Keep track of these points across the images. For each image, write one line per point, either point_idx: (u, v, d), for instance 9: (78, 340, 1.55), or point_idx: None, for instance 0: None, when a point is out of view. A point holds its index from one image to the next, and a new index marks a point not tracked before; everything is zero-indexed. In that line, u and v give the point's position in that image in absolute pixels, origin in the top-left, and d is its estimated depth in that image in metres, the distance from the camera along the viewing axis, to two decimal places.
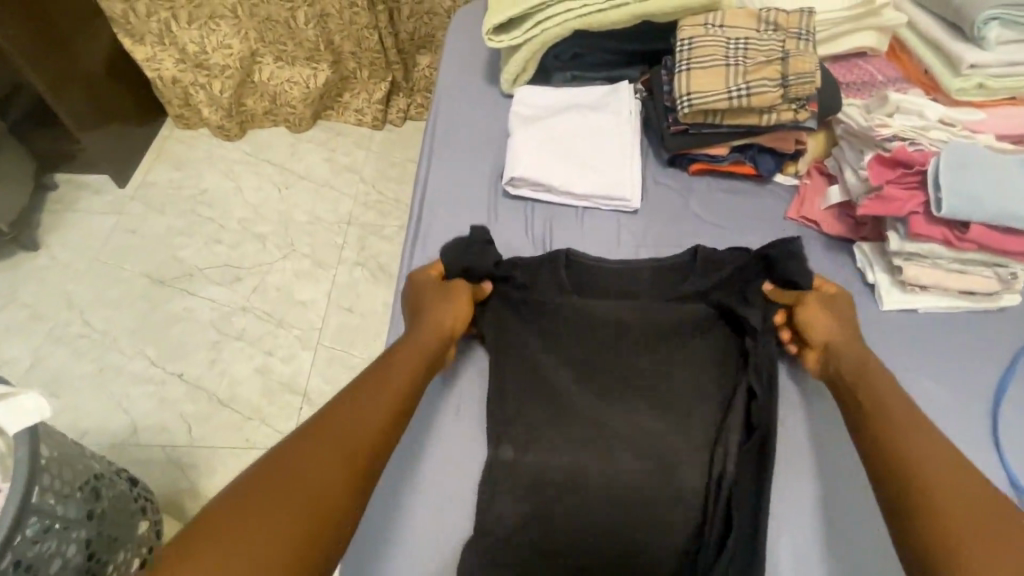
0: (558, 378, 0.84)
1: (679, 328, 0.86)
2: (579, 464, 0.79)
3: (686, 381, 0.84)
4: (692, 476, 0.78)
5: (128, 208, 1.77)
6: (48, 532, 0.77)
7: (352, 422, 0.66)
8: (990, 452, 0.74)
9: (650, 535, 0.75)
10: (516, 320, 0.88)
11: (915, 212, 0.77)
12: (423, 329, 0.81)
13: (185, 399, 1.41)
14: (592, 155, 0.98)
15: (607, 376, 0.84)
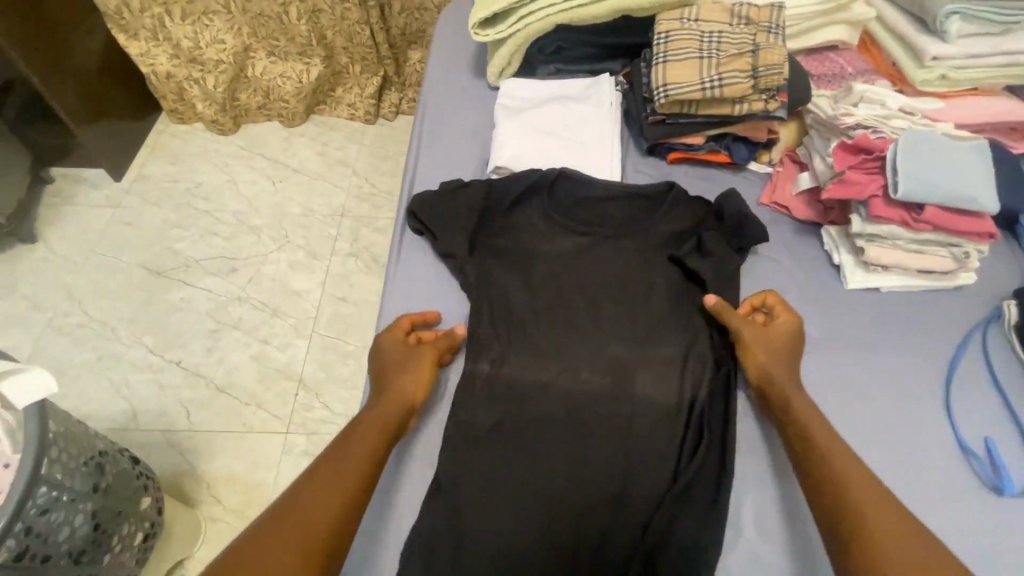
0: (535, 330, 0.82)
1: (651, 281, 0.86)
2: (549, 412, 0.77)
3: (655, 322, 0.83)
4: (662, 412, 0.77)
5: (124, 201, 1.80)
6: (56, 503, 0.81)
7: (304, 525, 0.63)
8: (941, 417, 0.79)
9: (621, 476, 0.73)
10: (500, 270, 0.86)
11: (875, 195, 0.81)
12: (379, 404, 0.74)
13: (183, 385, 1.44)
14: (574, 142, 1.01)
15: (578, 321, 0.83)
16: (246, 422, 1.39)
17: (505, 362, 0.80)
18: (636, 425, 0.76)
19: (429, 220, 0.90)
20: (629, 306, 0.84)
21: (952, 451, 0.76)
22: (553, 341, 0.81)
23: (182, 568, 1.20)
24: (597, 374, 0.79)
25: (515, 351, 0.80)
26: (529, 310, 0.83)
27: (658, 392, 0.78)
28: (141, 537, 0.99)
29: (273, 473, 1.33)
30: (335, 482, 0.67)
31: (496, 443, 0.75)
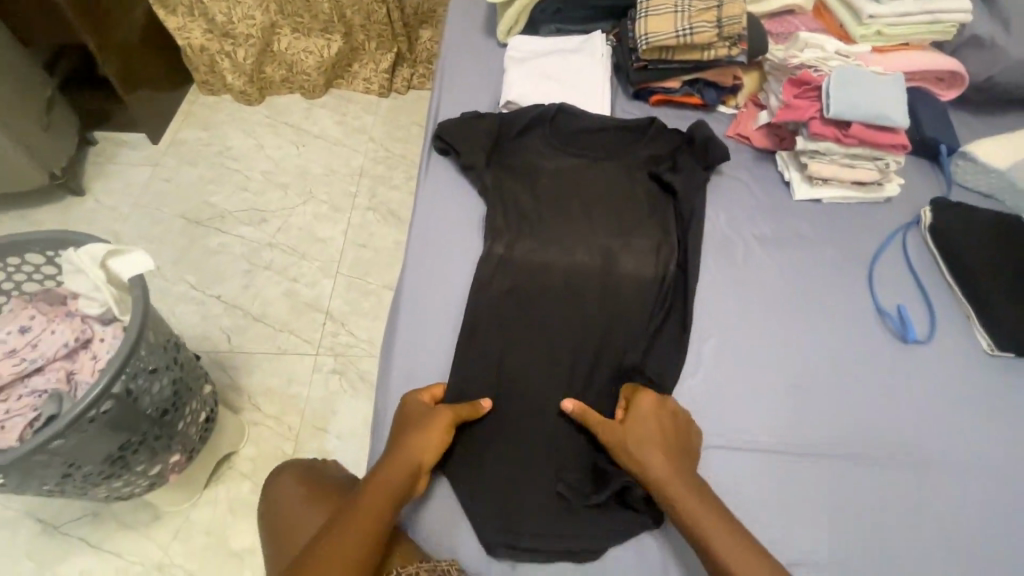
0: (539, 223, 1.01)
1: (632, 191, 1.06)
2: (552, 286, 0.95)
3: (637, 221, 1.02)
4: (640, 285, 0.96)
5: (162, 161, 1.98)
6: (146, 372, 0.98)
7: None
8: (865, 292, 0.98)
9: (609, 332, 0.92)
10: (512, 184, 1.05)
11: (814, 117, 1.01)
12: (391, 467, 0.74)
13: (223, 315, 1.63)
14: (570, 85, 1.20)
15: (575, 219, 1.02)
16: (281, 345, 1.58)
17: (516, 246, 0.98)
18: (621, 293, 0.95)
19: (451, 133, 1.08)
20: (616, 209, 1.04)
21: (871, 316, 0.95)
22: (554, 233, 1.00)
23: (230, 461, 1.37)
24: (590, 257, 0.98)
25: (524, 238, 0.99)
26: (534, 210, 1.03)
27: (638, 267, 0.97)
28: (203, 418, 1.18)
29: (306, 387, 1.51)
30: (346, 546, 0.67)
31: (509, 304, 0.94)
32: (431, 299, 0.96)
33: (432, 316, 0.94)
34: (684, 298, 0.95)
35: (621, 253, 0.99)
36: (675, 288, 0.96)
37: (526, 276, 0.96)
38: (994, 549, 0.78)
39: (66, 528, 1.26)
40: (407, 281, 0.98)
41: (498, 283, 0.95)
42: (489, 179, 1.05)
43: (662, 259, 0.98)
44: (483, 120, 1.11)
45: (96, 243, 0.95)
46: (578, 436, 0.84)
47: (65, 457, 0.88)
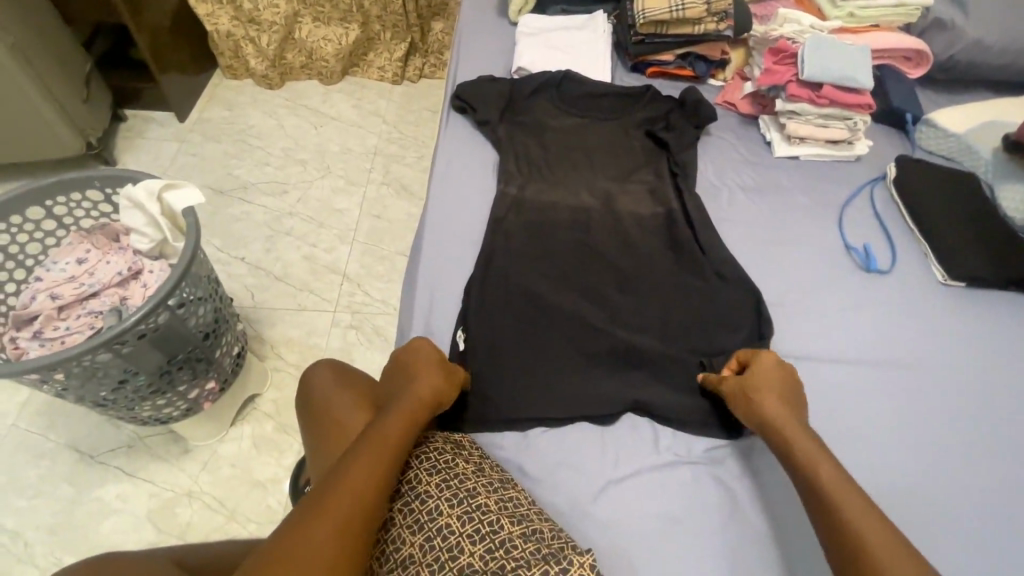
0: (549, 171, 1.15)
1: (630, 147, 1.20)
2: (560, 222, 1.09)
3: (633, 172, 1.17)
4: (635, 224, 1.10)
5: (189, 137, 2.11)
6: (191, 300, 1.09)
7: (360, 467, 0.73)
8: (835, 232, 1.11)
9: (610, 259, 1.05)
10: (522, 138, 1.19)
11: (791, 81, 1.15)
12: (408, 392, 0.83)
13: (247, 275, 1.74)
14: (574, 56, 1.33)
15: (578, 168, 1.16)
16: (301, 302, 1.68)
17: (527, 188, 1.12)
18: (619, 229, 1.09)
19: (468, 95, 1.22)
20: (615, 160, 1.18)
21: (840, 251, 1.08)
22: (560, 179, 1.14)
23: (254, 402, 1.45)
24: (593, 198, 1.12)
25: (534, 184, 1.13)
26: (543, 159, 1.17)
27: (634, 208, 1.12)
28: (236, 351, 1.28)
29: (324, 339, 1.61)
30: (372, 455, 0.74)
31: (522, 236, 1.07)
32: (452, 230, 1.08)
33: (453, 244, 1.06)
34: (671, 232, 1.09)
35: (619, 196, 1.13)
36: (667, 224, 1.10)
37: (537, 214, 1.10)
38: (947, 435, 0.90)
39: (102, 457, 1.35)
40: (430, 216, 1.10)
41: (512, 218, 1.09)
42: (503, 134, 1.19)
43: (656, 203, 1.13)
44: (497, 83, 1.24)
45: (152, 179, 1.08)
46: (582, 344, 0.96)
47: (124, 364, 1.00)
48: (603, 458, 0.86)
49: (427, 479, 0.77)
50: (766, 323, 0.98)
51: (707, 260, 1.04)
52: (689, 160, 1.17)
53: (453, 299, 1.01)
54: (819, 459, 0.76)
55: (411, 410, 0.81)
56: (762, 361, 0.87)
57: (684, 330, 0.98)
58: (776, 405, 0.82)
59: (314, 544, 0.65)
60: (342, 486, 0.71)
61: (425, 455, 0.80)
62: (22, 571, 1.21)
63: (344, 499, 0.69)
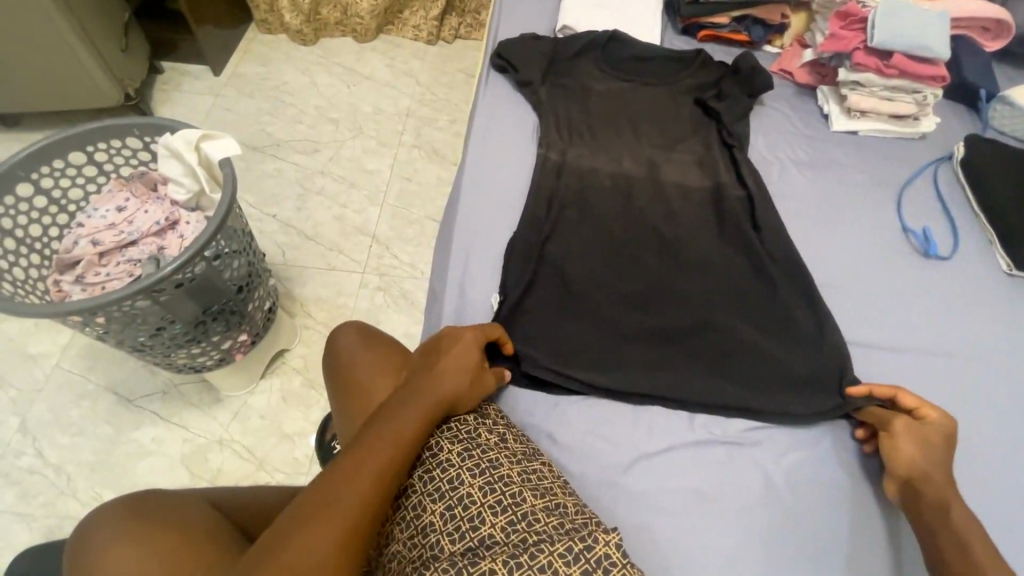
0: (591, 136, 1.11)
1: (678, 114, 1.15)
2: (601, 190, 1.05)
3: (679, 140, 1.12)
4: (679, 196, 1.05)
5: (223, 92, 2.10)
6: (221, 256, 1.09)
7: (375, 453, 0.70)
8: (894, 213, 1.05)
9: (651, 230, 1.02)
10: (564, 101, 1.14)
11: (857, 48, 1.06)
12: (432, 380, 0.78)
13: (279, 232, 1.75)
14: (623, 16, 1.27)
15: (621, 134, 1.11)
16: (331, 262, 1.69)
17: (568, 153, 1.08)
18: (663, 200, 1.05)
19: (511, 54, 1.17)
20: (661, 127, 1.13)
21: (897, 233, 1.03)
22: (603, 147, 1.10)
23: (283, 357, 1.48)
24: (637, 167, 1.08)
25: (576, 152, 1.09)
26: (585, 125, 1.12)
27: (680, 178, 1.07)
28: (267, 307, 1.29)
29: (353, 300, 1.62)
30: (390, 440, 0.71)
31: (561, 203, 1.04)
32: (489, 194, 1.05)
33: (490, 207, 1.03)
34: (718, 206, 1.04)
35: (664, 166, 1.08)
36: (713, 198, 1.05)
37: (578, 181, 1.06)
38: (1002, 433, 0.86)
39: (139, 402, 1.40)
40: (468, 177, 1.07)
41: (552, 183, 1.05)
42: (544, 96, 1.14)
43: (703, 174, 1.08)
44: (542, 42, 1.19)
45: (190, 128, 1.07)
46: (619, 321, 0.94)
47: (160, 312, 1.02)
48: (635, 430, 0.85)
49: (449, 447, 0.76)
50: (815, 310, 0.94)
51: (754, 239, 1.00)
52: (741, 130, 1.11)
53: (489, 263, 0.98)
54: (972, 526, 0.70)
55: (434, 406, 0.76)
56: (931, 416, 0.79)
57: (725, 310, 0.94)
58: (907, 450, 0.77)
59: (318, 526, 0.63)
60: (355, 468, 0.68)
61: (456, 440, 0.77)
62: (65, 503, 1.27)
63: (355, 485, 0.67)
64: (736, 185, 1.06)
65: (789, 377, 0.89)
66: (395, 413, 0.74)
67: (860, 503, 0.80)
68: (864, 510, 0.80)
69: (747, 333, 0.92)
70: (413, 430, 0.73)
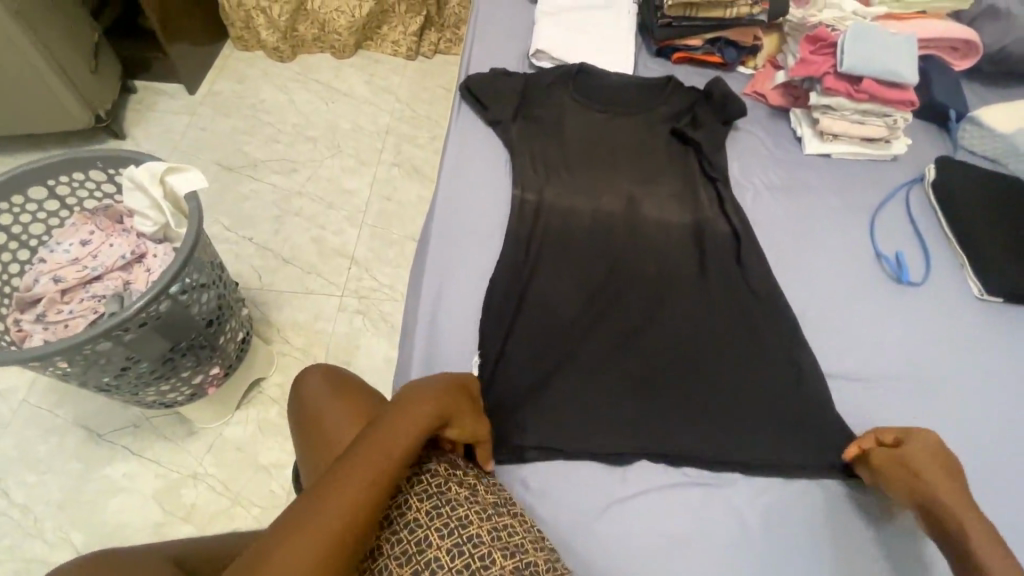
0: (563, 169, 1.10)
1: (653, 142, 1.15)
2: (577, 224, 1.05)
3: (659, 171, 1.11)
4: (650, 226, 1.05)
5: (198, 111, 2.07)
6: (189, 289, 1.06)
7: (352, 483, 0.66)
8: (867, 238, 1.05)
9: (632, 268, 1.01)
10: (532, 134, 1.13)
11: (827, 73, 1.06)
12: (414, 404, 0.75)
13: (254, 256, 1.72)
14: (598, 39, 1.26)
15: (596, 167, 1.11)
16: (308, 286, 1.66)
17: (545, 193, 1.07)
18: (640, 235, 1.04)
19: (477, 86, 1.16)
20: (638, 159, 1.12)
21: (870, 258, 1.03)
22: (579, 178, 1.09)
23: (259, 386, 1.45)
24: (615, 202, 1.07)
25: (552, 184, 1.08)
26: (561, 159, 1.11)
27: (658, 213, 1.07)
28: (239, 338, 1.26)
29: (331, 325, 1.59)
30: (372, 464, 0.69)
31: (535, 238, 1.03)
32: (467, 240, 1.02)
33: (466, 253, 1.01)
34: (696, 240, 1.04)
35: (643, 200, 1.08)
36: (693, 232, 1.05)
37: (555, 215, 1.05)
38: (979, 462, 0.85)
39: (110, 436, 1.36)
40: (442, 223, 1.04)
41: (528, 223, 1.03)
42: (516, 129, 1.13)
43: (685, 209, 1.07)
44: (511, 79, 1.18)
45: (155, 161, 1.04)
46: (595, 359, 0.92)
47: (126, 351, 0.99)
48: (610, 475, 0.84)
49: (418, 505, 0.73)
50: (792, 350, 0.93)
51: (729, 272, 1.00)
52: (716, 159, 1.11)
53: (467, 315, 0.95)
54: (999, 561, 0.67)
55: (418, 426, 0.74)
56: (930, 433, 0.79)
57: (705, 350, 0.93)
58: (919, 456, 0.76)
59: (291, 556, 0.60)
60: (334, 494, 0.65)
61: (425, 496, 0.74)
62: (32, 545, 1.23)
63: (331, 513, 0.64)
64: (713, 220, 1.06)
65: (769, 420, 0.87)
66: (377, 434, 0.71)
67: (838, 548, 0.79)
68: (846, 556, 0.79)
69: (725, 373, 0.91)
70: (395, 457, 0.70)
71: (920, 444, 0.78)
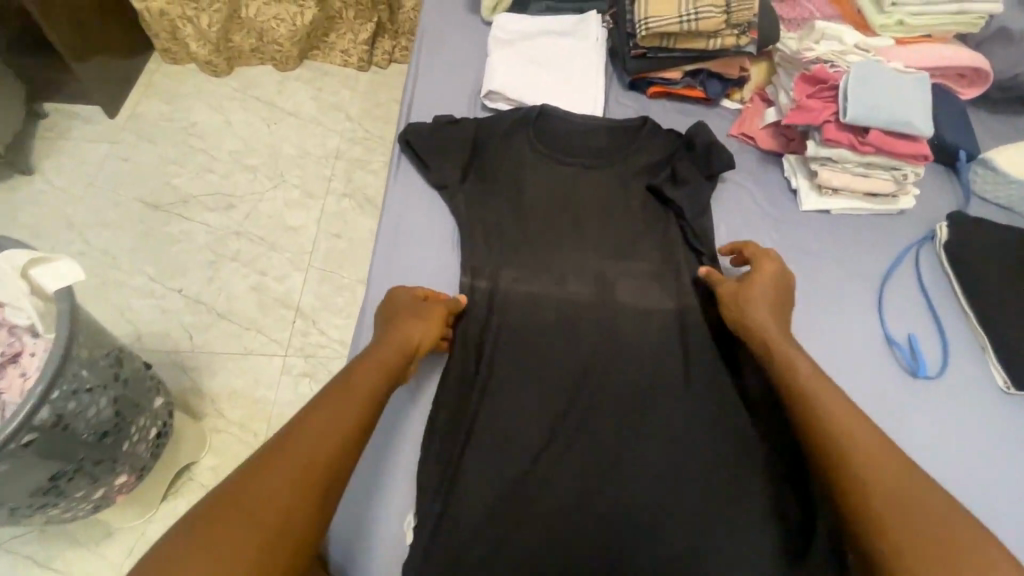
0: (522, 249, 0.95)
1: (630, 205, 0.99)
2: (545, 320, 0.91)
3: (636, 247, 0.96)
4: (626, 320, 0.91)
5: (120, 137, 1.83)
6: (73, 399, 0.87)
7: (331, 419, 0.68)
8: (874, 316, 0.92)
9: (607, 376, 0.86)
10: (484, 200, 0.98)
11: (829, 121, 0.91)
12: (384, 346, 0.80)
13: (184, 310, 1.52)
14: (561, 73, 1.11)
15: (562, 245, 0.96)
16: (246, 345, 1.48)
17: (501, 277, 0.94)
18: (616, 333, 0.90)
19: (421, 145, 1.02)
20: (612, 230, 0.97)
21: (878, 342, 0.89)
22: (540, 259, 0.95)
23: (189, 472, 1.28)
24: (584, 289, 0.94)
25: (509, 268, 0.94)
26: (520, 233, 0.96)
27: (635, 299, 0.93)
28: (154, 434, 1.08)
29: (273, 391, 1.42)
30: (351, 396, 0.72)
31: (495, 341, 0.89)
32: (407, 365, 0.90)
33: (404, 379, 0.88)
34: (682, 335, 0.90)
35: (618, 288, 0.94)
36: (678, 325, 0.91)
37: (514, 309, 0.92)
38: None
39: (11, 543, 1.18)
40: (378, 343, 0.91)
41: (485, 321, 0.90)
42: (464, 195, 0.99)
43: (667, 295, 0.93)
44: (463, 130, 1.03)
45: (14, 248, 0.86)
46: (564, 495, 0.78)
47: None
48: None
49: None
50: (789, 473, 0.79)
51: (715, 372, 0.86)
52: (702, 227, 0.96)
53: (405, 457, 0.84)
54: (847, 409, 0.71)
55: (391, 361, 0.78)
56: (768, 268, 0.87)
57: (692, 480, 0.79)
58: (760, 294, 0.84)
59: (279, 474, 0.61)
60: (317, 421, 0.68)
61: None
62: None
63: (318, 432, 0.67)
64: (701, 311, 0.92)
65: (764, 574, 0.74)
66: (353, 372, 0.75)
67: None
68: None
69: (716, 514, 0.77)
70: (372, 392, 0.74)
71: (758, 285, 0.85)
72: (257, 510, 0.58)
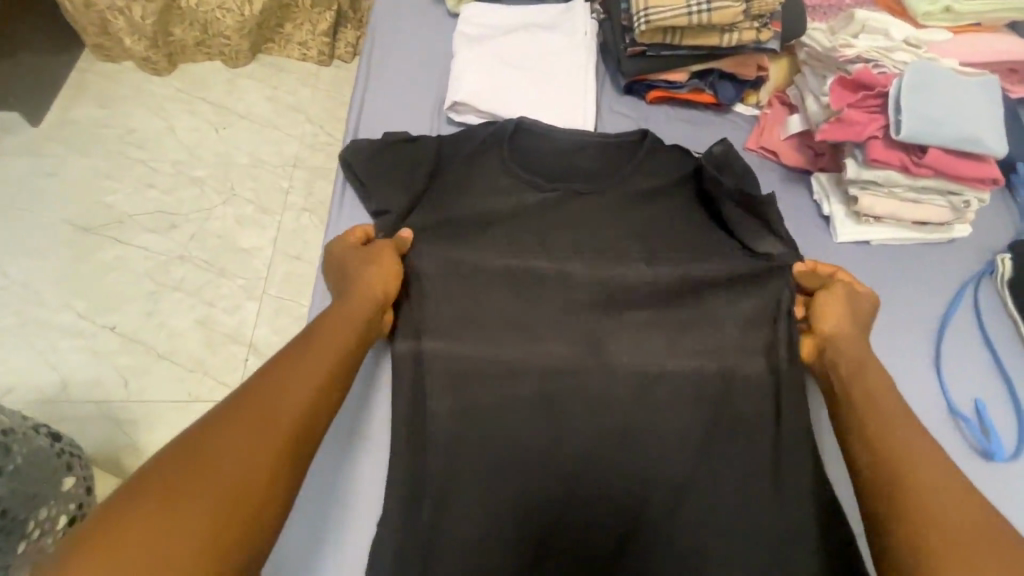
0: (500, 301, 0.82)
1: (629, 246, 0.84)
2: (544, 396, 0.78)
3: (630, 298, 0.83)
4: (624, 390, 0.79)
5: (46, 148, 1.61)
6: None
7: (297, 377, 0.62)
8: (930, 373, 0.80)
9: (612, 465, 0.74)
10: (445, 238, 0.84)
11: (875, 137, 0.76)
12: (352, 295, 0.74)
13: (119, 352, 1.33)
14: (542, 77, 0.93)
15: (545, 298, 0.83)
16: (191, 392, 1.30)
17: (473, 347, 0.79)
18: (612, 407, 0.78)
19: (365, 166, 0.87)
20: (605, 276, 0.84)
21: (937, 408, 0.77)
22: (518, 314, 0.82)
23: None
24: (575, 354, 0.81)
25: (482, 328, 0.81)
26: (496, 279, 0.82)
27: (631, 357, 0.81)
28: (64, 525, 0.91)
29: None
30: (320, 351, 0.66)
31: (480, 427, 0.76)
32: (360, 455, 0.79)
33: (357, 470, 0.78)
34: (695, 411, 0.78)
35: (612, 352, 0.81)
36: (690, 400, 0.78)
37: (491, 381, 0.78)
38: None
39: None
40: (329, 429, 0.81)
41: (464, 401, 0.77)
42: (424, 233, 0.83)
43: (670, 360, 0.81)
44: (428, 145, 0.88)
45: None
46: None
47: None
48: None
49: None
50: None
51: (726, 454, 0.75)
52: (725, 267, 0.83)
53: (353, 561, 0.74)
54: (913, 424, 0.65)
55: (359, 314, 0.72)
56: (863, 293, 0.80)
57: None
58: (841, 316, 0.77)
59: (244, 434, 0.54)
60: (286, 379, 0.61)
61: None
62: None
63: (289, 390, 0.60)
64: (709, 374, 0.80)
65: None
66: (321, 325, 0.69)
67: None
68: None
69: None
70: (342, 346, 0.68)
71: (840, 307, 0.78)
72: (229, 467, 0.52)
